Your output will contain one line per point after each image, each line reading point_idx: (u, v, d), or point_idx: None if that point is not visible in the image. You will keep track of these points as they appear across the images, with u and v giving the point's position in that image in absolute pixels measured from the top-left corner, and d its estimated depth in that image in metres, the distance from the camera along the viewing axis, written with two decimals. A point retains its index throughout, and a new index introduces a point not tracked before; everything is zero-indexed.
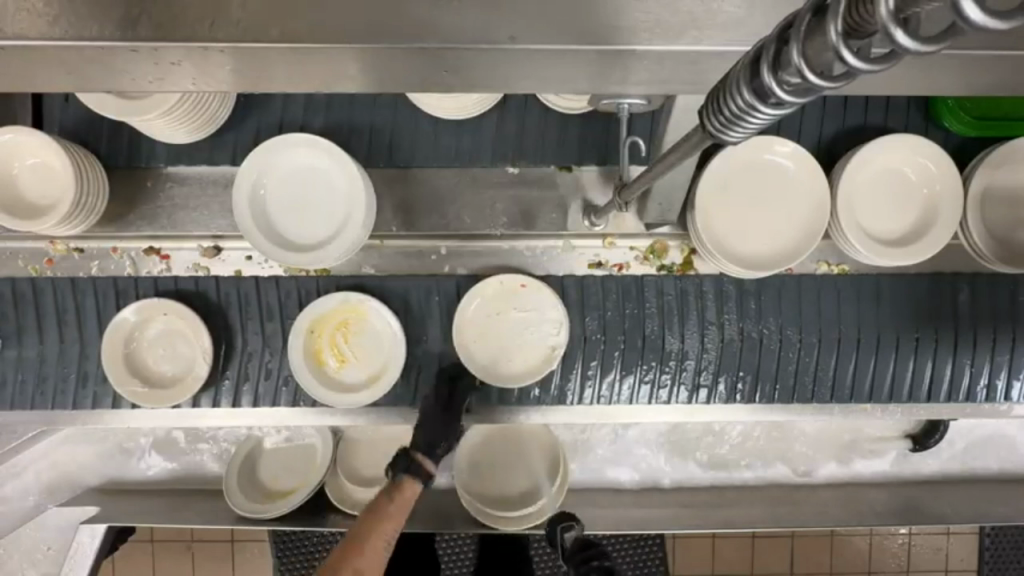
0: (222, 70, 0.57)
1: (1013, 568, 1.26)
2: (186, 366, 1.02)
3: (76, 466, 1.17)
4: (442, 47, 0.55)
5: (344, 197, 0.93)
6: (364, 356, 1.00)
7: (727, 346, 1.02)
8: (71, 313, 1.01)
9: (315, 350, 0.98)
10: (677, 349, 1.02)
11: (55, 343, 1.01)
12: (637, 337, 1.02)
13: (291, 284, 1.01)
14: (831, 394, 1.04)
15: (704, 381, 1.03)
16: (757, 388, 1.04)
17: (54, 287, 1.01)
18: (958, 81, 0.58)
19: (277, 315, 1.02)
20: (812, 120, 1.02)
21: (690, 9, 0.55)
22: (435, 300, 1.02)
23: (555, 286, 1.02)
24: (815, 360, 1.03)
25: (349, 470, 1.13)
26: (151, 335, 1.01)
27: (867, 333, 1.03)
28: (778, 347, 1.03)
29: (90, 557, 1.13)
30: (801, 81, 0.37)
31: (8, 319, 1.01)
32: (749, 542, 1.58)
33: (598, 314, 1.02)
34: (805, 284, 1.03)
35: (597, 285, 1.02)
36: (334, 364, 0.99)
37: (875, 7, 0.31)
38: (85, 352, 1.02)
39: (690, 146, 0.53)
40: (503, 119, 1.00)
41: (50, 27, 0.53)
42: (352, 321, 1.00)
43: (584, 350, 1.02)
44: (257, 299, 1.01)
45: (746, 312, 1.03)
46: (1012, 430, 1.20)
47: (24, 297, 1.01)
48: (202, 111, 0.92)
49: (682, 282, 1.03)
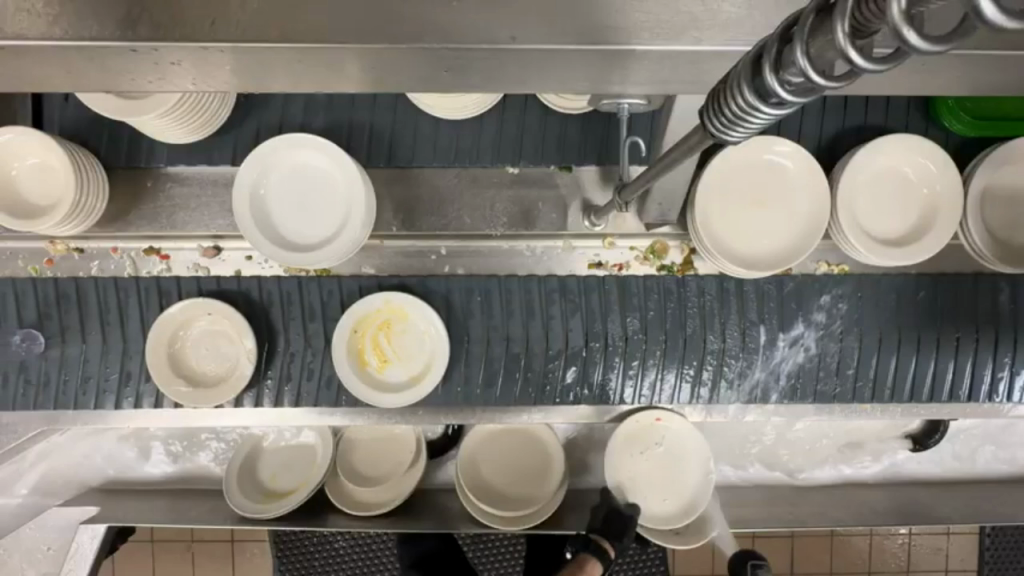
0: (222, 71, 0.57)
1: (1013, 568, 1.26)
2: (230, 366, 1.01)
3: (81, 466, 1.17)
4: (443, 47, 0.55)
5: (344, 198, 0.93)
6: (406, 357, 0.99)
7: (767, 345, 1.01)
8: (114, 315, 1.00)
9: (358, 349, 0.98)
10: (720, 350, 1.01)
11: (99, 344, 0.99)
12: (678, 337, 1.00)
13: (333, 283, 1.00)
14: (872, 394, 1.03)
15: (746, 379, 1.02)
16: (798, 390, 1.03)
17: (97, 287, 0.99)
18: (961, 81, 0.58)
19: (319, 315, 1.00)
20: (812, 119, 1.02)
21: (690, 9, 0.55)
22: (477, 299, 1.00)
23: (597, 286, 1.01)
24: (856, 360, 1.02)
25: (350, 471, 1.13)
26: (195, 334, 1.01)
27: (909, 332, 1.02)
28: (819, 347, 1.02)
29: (90, 558, 1.12)
30: (803, 81, 0.37)
31: (52, 321, 0.99)
32: (749, 543, 1.59)
33: (639, 313, 1.00)
34: (849, 285, 1.01)
35: (639, 285, 1.01)
36: (376, 365, 0.99)
37: (887, 7, 0.31)
38: (128, 354, 1.00)
39: (689, 146, 0.53)
40: (504, 120, 1.00)
41: (51, 27, 0.53)
42: (394, 322, 0.99)
43: (626, 350, 1.00)
44: (300, 298, 1.00)
45: (788, 313, 1.01)
46: (1012, 430, 1.20)
47: (67, 298, 0.99)
48: (202, 110, 0.92)
49: (725, 280, 1.01)
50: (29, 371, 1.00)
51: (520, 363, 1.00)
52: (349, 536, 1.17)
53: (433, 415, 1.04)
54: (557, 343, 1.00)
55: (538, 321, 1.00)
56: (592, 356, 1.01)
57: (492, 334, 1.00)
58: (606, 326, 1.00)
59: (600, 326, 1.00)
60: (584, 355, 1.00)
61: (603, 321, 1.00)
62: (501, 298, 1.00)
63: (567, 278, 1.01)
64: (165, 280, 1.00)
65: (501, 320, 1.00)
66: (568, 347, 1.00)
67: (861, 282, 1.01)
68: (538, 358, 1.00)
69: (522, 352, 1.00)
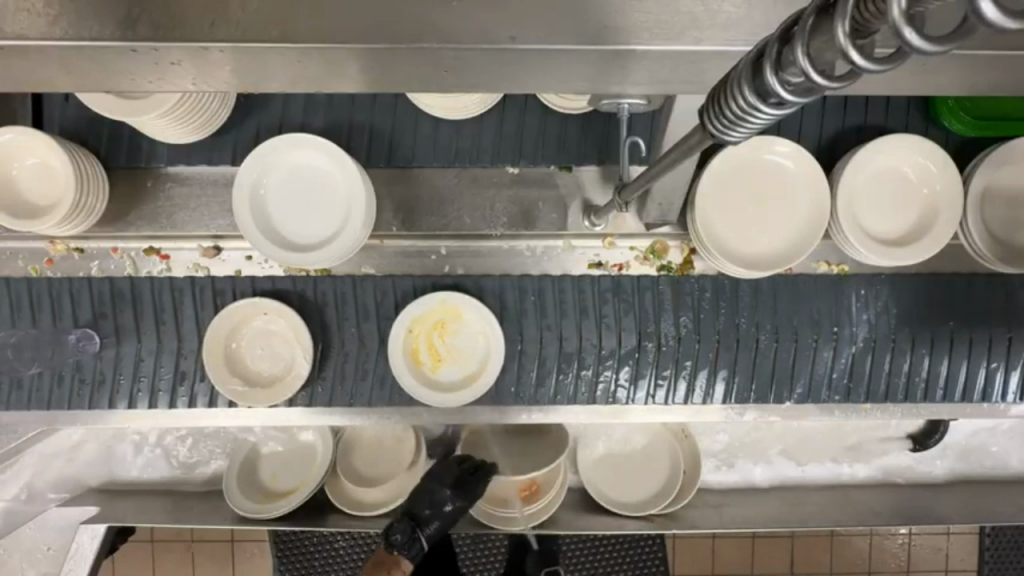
0: (222, 71, 0.57)
1: (1013, 568, 1.26)
2: (285, 366, 1.01)
3: (84, 465, 1.17)
4: (441, 46, 0.55)
5: (344, 198, 0.93)
6: (462, 356, 0.99)
7: (819, 344, 1.02)
8: (168, 313, 1.00)
9: (412, 349, 0.98)
10: (775, 350, 1.01)
11: (153, 343, 1.00)
12: (731, 337, 1.01)
13: (387, 282, 1.01)
14: (924, 394, 1.03)
15: (799, 379, 1.02)
16: (851, 391, 1.03)
17: (153, 286, 1.00)
18: (960, 81, 0.58)
19: (374, 316, 1.00)
20: (812, 119, 1.02)
21: (690, 9, 0.55)
22: (530, 299, 1.01)
23: (648, 284, 1.01)
24: (909, 361, 1.02)
25: (348, 470, 1.13)
26: (251, 333, 1.00)
27: (961, 333, 1.02)
28: (872, 347, 1.02)
29: (90, 558, 1.11)
30: (804, 81, 0.37)
31: (108, 320, 0.99)
32: (749, 543, 1.59)
33: (690, 313, 1.01)
34: (899, 286, 1.02)
35: (690, 282, 1.01)
36: (430, 364, 0.99)
37: (887, 6, 0.31)
38: (182, 352, 1.00)
39: (689, 146, 0.53)
40: (504, 119, 1.00)
41: (50, 27, 0.53)
42: (449, 321, 0.99)
43: (679, 351, 1.01)
44: (354, 299, 1.00)
45: (842, 313, 1.02)
46: (1012, 431, 1.20)
47: (122, 296, 1.00)
48: (202, 110, 0.92)
49: (777, 282, 1.01)
50: (84, 371, 1.00)
51: (573, 363, 1.01)
52: (350, 536, 1.17)
53: (436, 415, 1.03)
54: (608, 343, 1.00)
55: (591, 319, 1.01)
56: (644, 357, 1.01)
57: (545, 334, 1.00)
58: (659, 325, 1.01)
59: (653, 325, 1.01)
60: (636, 355, 1.01)
61: (656, 321, 1.01)
62: (554, 297, 1.01)
63: (618, 279, 1.01)
64: (179, 279, 1.00)
65: (554, 320, 1.01)
66: (621, 347, 1.00)
67: (901, 280, 1.02)
68: (591, 356, 1.01)
69: (575, 351, 1.00)
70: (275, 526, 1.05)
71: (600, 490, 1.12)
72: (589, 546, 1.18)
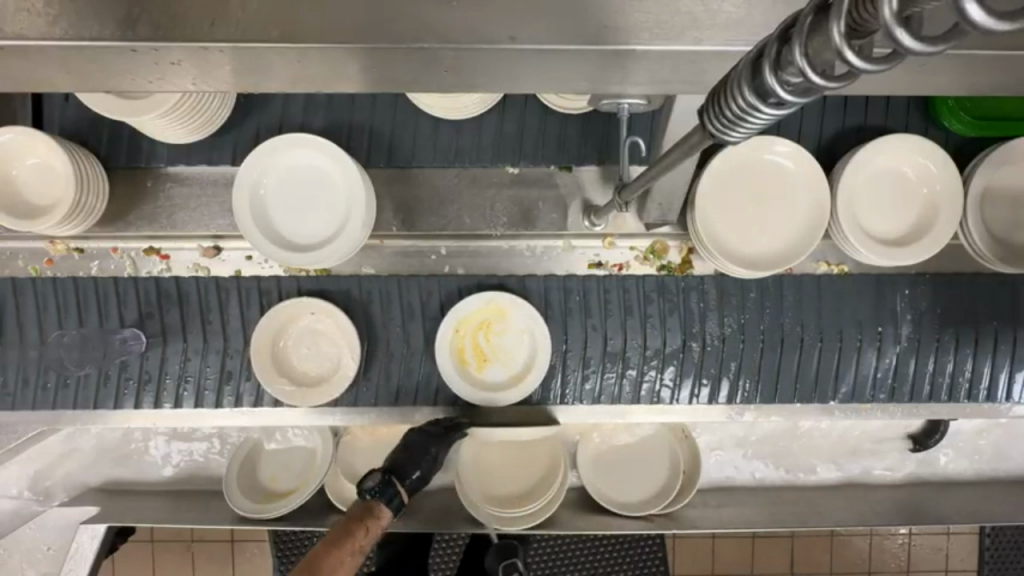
0: (222, 71, 0.57)
1: (1013, 568, 1.26)
2: (332, 366, 1.00)
3: (85, 465, 1.17)
4: (441, 46, 0.55)
5: (343, 198, 0.94)
6: (506, 356, 1.00)
7: (864, 344, 1.02)
8: (213, 313, 1.00)
9: (458, 348, 0.99)
10: (819, 351, 1.02)
11: (198, 343, 1.00)
12: (776, 336, 1.01)
13: (433, 282, 1.01)
14: (967, 394, 1.04)
15: (843, 380, 1.03)
16: (894, 391, 1.04)
17: (198, 285, 1.00)
18: (959, 81, 0.58)
19: (419, 316, 1.01)
20: (812, 118, 1.02)
21: (690, 9, 0.55)
22: (575, 299, 1.01)
23: (694, 283, 1.02)
24: (952, 360, 1.03)
25: (347, 469, 1.13)
26: (297, 332, 1.00)
27: (1004, 332, 1.03)
28: (916, 347, 1.02)
29: (90, 558, 1.12)
30: (802, 81, 0.37)
31: (154, 320, 1.00)
32: (749, 543, 1.59)
33: (735, 314, 1.01)
34: (945, 284, 1.02)
35: (736, 285, 1.01)
36: (476, 364, 1.00)
37: (878, 8, 0.31)
38: (228, 352, 1.01)
39: (689, 146, 0.53)
40: (504, 119, 1.01)
41: (51, 27, 0.53)
42: (494, 321, 0.99)
43: (724, 352, 1.02)
44: (400, 298, 1.01)
45: (886, 313, 1.02)
46: (1011, 431, 1.20)
47: (170, 297, 1.00)
48: (202, 109, 0.92)
49: (821, 284, 1.02)
50: (130, 371, 1.01)
51: (618, 363, 1.02)
52: None
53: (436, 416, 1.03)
54: (653, 343, 1.01)
55: (636, 318, 1.01)
56: (689, 356, 1.02)
57: (590, 334, 1.01)
58: (703, 325, 1.01)
59: (697, 325, 1.01)
60: (681, 355, 1.02)
61: (700, 321, 1.01)
62: (599, 297, 1.01)
63: (661, 279, 1.01)
64: (183, 279, 1.00)
65: (599, 320, 1.01)
66: (666, 347, 1.01)
67: (935, 279, 1.02)
68: (635, 357, 1.01)
69: (621, 350, 1.01)
70: (275, 526, 1.05)
71: (600, 490, 1.12)
72: (590, 546, 1.18)
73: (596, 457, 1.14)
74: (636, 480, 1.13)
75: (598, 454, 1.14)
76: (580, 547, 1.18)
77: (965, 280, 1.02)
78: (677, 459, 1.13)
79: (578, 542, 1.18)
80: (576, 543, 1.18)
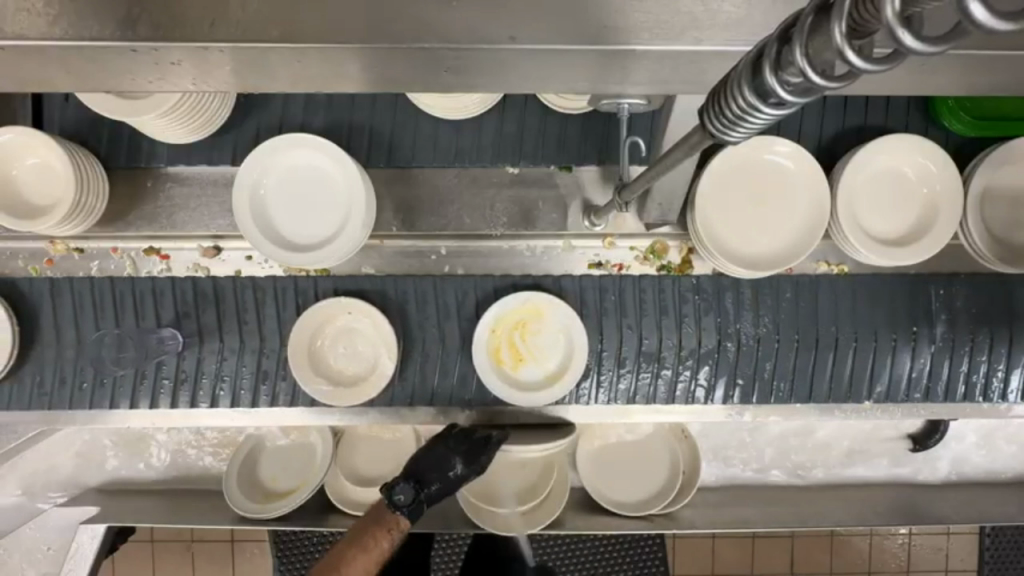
0: (221, 71, 0.57)
1: (1013, 568, 1.26)
2: (369, 366, 1.00)
3: (85, 465, 1.17)
4: (442, 46, 0.55)
5: (344, 197, 0.93)
6: (543, 356, 0.99)
7: (898, 344, 1.01)
8: (251, 313, 1.00)
9: (494, 348, 0.98)
10: (854, 352, 1.01)
11: (236, 342, 1.00)
12: (811, 335, 1.01)
13: (469, 283, 1.01)
14: (998, 395, 1.03)
15: (879, 380, 1.02)
16: (928, 391, 1.03)
17: (235, 287, 1.00)
18: (959, 82, 0.58)
19: (457, 317, 1.00)
20: (812, 118, 1.02)
21: (690, 9, 0.55)
22: (611, 299, 1.00)
23: (733, 282, 1.01)
24: (985, 360, 1.02)
25: (348, 469, 1.13)
26: (334, 332, 1.00)
27: None
28: (950, 346, 1.02)
29: (90, 558, 1.12)
30: (802, 80, 0.37)
31: (192, 320, 0.99)
32: (749, 543, 1.59)
33: (771, 314, 1.01)
34: (962, 283, 1.02)
35: (771, 284, 1.01)
36: (513, 364, 0.99)
37: (878, 8, 0.31)
38: (265, 352, 1.00)
39: (688, 146, 0.53)
40: (504, 118, 1.00)
41: (50, 27, 0.53)
42: (530, 321, 0.99)
43: (760, 352, 1.01)
44: (436, 299, 1.00)
45: (921, 312, 1.01)
46: (1011, 431, 1.20)
47: (206, 296, 1.00)
48: (202, 109, 0.92)
49: (856, 283, 1.02)
50: (165, 371, 1.00)
51: (653, 363, 1.01)
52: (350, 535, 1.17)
53: (437, 416, 1.03)
54: (688, 343, 1.01)
55: (672, 317, 1.00)
56: (724, 356, 1.01)
57: (625, 334, 1.00)
58: (739, 325, 1.01)
59: (733, 326, 1.01)
60: (716, 355, 1.01)
61: (736, 321, 1.01)
62: (634, 296, 1.01)
63: (682, 279, 1.01)
64: (182, 279, 1.00)
65: (634, 318, 1.01)
66: (701, 347, 1.01)
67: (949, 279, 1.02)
68: (670, 357, 1.01)
69: (656, 350, 1.01)
70: (275, 527, 1.05)
71: (600, 490, 1.12)
72: (590, 546, 1.18)
73: (596, 457, 1.14)
74: (635, 479, 1.13)
75: (598, 454, 1.14)
76: (590, 547, 1.18)
77: (967, 280, 1.02)
78: (677, 460, 1.13)
79: (589, 542, 1.18)
80: (588, 543, 1.18)
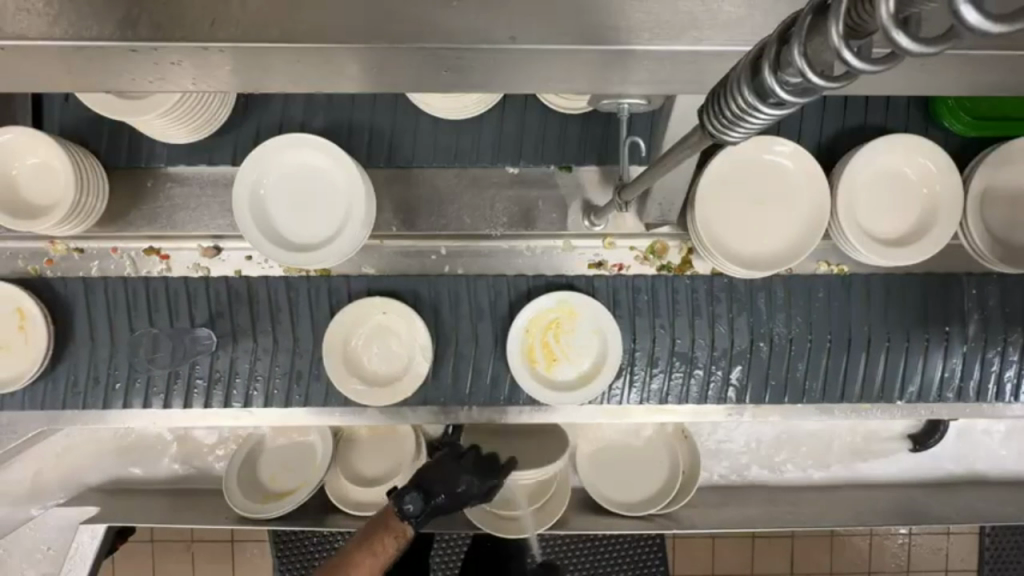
0: (221, 71, 0.57)
1: (1013, 568, 1.26)
2: (402, 365, 0.99)
3: (85, 465, 1.17)
4: (442, 46, 0.55)
5: (345, 196, 0.93)
6: (576, 356, 0.99)
7: (930, 345, 1.01)
8: (284, 313, 1.00)
9: (528, 348, 0.98)
10: (886, 353, 1.01)
11: (268, 343, 1.00)
12: (843, 335, 1.01)
13: (501, 283, 1.01)
14: None
15: (912, 380, 1.02)
16: (959, 391, 1.03)
17: (269, 285, 1.00)
18: (958, 82, 0.58)
19: (487, 315, 1.00)
20: (812, 119, 1.02)
21: (690, 9, 0.55)
22: (644, 299, 1.00)
23: (763, 284, 1.01)
24: (1016, 359, 1.02)
25: (348, 469, 1.13)
26: (366, 333, 0.99)
27: None
28: (983, 345, 1.01)
29: (90, 558, 1.12)
30: (801, 81, 0.37)
31: (225, 319, 0.99)
32: (749, 543, 1.59)
33: (803, 314, 1.01)
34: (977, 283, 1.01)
35: (803, 285, 1.01)
36: (546, 364, 0.99)
37: (875, 9, 0.31)
38: (298, 351, 1.00)
39: (688, 146, 0.53)
40: (505, 118, 1.00)
41: (51, 27, 0.53)
42: (563, 321, 0.99)
43: (791, 352, 1.01)
44: (467, 296, 1.00)
45: (953, 311, 1.01)
46: (1010, 431, 1.20)
47: (240, 296, 1.00)
48: (202, 110, 0.92)
49: (888, 280, 1.02)
50: (199, 371, 1.00)
51: (686, 363, 1.01)
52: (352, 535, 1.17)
53: (438, 416, 1.03)
54: (721, 343, 1.00)
55: (705, 318, 1.00)
56: (756, 356, 1.01)
57: (659, 334, 1.00)
58: (771, 325, 1.01)
59: (765, 326, 1.01)
60: (749, 355, 1.01)
61: (768, 322, 1.01)
62: (667, 296, 1.01)
63: (687, 279, 1.01)
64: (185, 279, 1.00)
65: (666, 317, 1.00)
66: (733, 347, 1.01)
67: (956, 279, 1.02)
68: (703, 357, 1.01)
69: (690, 349, 1.00)
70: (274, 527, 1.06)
71: (599, 490, 1.12)
72: (590, 546, 1.19)
73: (595, 458, 1.14)
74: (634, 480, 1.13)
75: (597, 454, 1.15)
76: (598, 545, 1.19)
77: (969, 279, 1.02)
78: (676, 460, 1.13)
79: (596, 540, 1.18)
80: (596, 541, 1.18)
